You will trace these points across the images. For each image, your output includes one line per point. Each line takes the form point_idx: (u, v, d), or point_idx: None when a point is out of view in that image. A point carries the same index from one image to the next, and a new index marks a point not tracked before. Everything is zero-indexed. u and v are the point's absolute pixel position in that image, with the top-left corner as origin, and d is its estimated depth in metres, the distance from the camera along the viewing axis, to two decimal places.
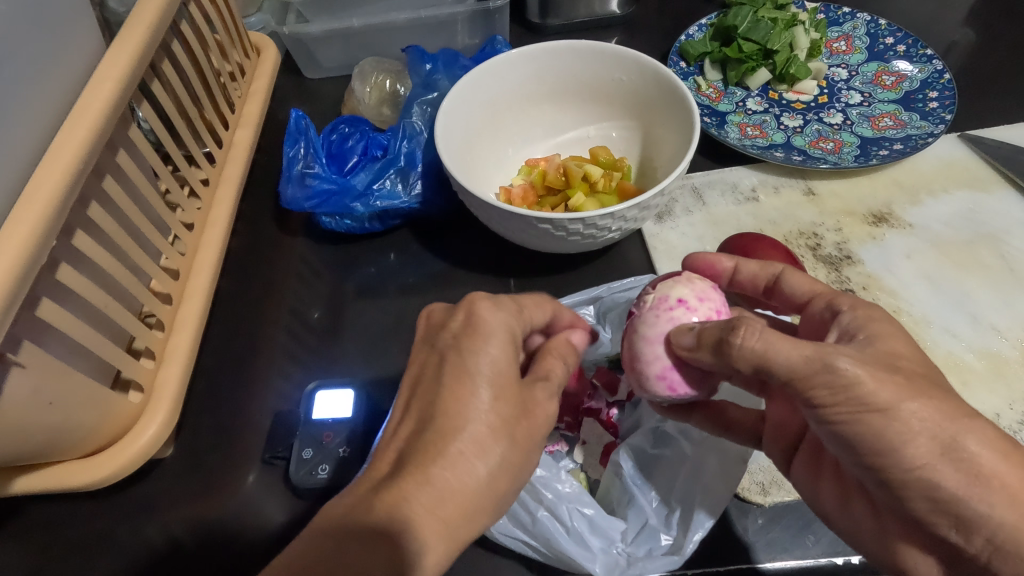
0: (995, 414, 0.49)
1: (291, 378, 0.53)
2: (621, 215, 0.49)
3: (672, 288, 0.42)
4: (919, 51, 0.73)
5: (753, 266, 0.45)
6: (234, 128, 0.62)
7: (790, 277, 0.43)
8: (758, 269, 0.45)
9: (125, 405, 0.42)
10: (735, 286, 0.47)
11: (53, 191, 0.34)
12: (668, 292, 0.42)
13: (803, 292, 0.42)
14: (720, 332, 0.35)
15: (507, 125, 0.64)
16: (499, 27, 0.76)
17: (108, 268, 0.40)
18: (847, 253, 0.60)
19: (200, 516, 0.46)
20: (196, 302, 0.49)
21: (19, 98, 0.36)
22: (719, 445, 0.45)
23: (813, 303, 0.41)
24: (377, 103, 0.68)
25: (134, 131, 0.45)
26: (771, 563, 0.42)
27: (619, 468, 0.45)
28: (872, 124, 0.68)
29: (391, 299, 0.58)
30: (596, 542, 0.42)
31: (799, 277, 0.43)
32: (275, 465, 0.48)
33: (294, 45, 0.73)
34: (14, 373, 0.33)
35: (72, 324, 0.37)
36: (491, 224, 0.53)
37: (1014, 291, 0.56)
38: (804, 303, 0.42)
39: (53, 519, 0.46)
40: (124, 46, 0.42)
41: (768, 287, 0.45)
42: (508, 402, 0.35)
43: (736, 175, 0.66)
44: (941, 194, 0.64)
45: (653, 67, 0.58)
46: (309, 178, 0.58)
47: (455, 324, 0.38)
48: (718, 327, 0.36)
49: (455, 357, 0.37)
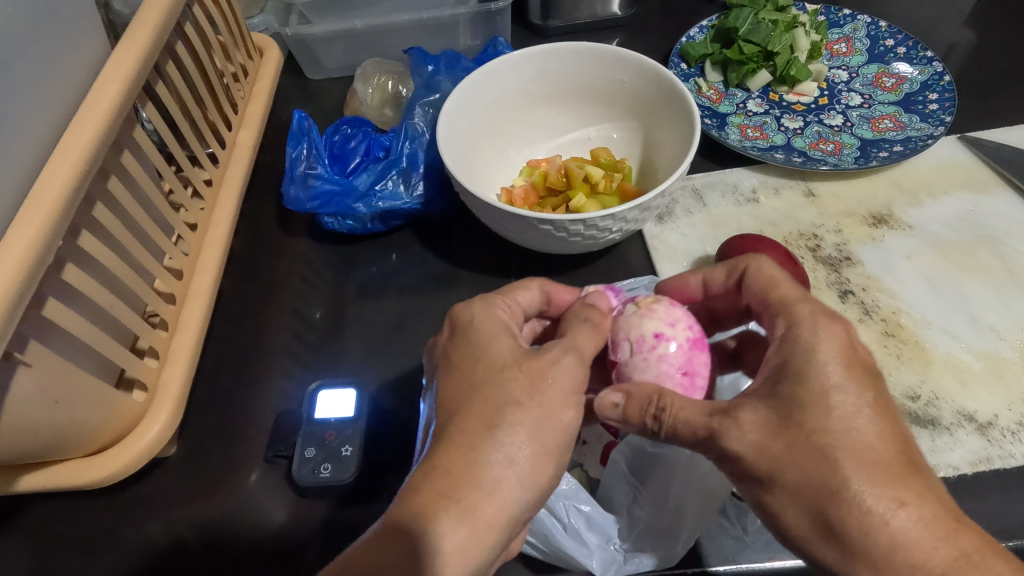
0: (993, 415, 0.49)
1: (294, 377, 0.53)
2: (622, 216, 0.49)
3: (642, 325, 0.41)
4: (918, 53, 0.74)
5: (717, 271, 0.45)
6: (237, 129, 0.62)
7: (750, 273, 0.42)
8: (731, 276, 0.44)
9: (129, 403, 0.43)
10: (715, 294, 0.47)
11: (59, 192, 0.34)
12: (626, 332, 0.42)
13: (758, 290, 0.42)
14: (645, 416, 0.38)
15: (508, 126, 0.64)
16: (501, 28, 0.76)
17: (112, 267, 0.41)
18: (846, 254, 0.60)
19: (204, 515, 0.47)
20: (200, 302, 0.49)
21: (26, 99, 0.37)
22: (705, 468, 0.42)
23: (767, 308, 0.41)
24: (379, 104, 0.69)
25: (138, 132, 0.45)
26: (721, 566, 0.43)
27: (617, 465, 0.45)
28: (872, 126, 0.69)
29: (392, 299, 0.59)
30: (592, 538, 0.43)
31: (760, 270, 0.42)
32: (277, 464, 0.48)
33: (297, 46, 0.74)
34: (20, 372, 0.34)
35: (76, 322, 0.37)
36: (492, 224, 0.53)
37: (1012, 293, 0.56)
38: (761, 304, 0.41)
39: (57, 515, 0.47)
40: (130, 48, 0.42)
41: (739, 289, 0.44)
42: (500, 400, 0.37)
43: (736, 176, 0.66)
44: (941, 195, 0.64)
45: (653, 68, 0.58)
46: (311, 179, 0.58)
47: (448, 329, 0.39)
48: (645, 407, 0.37)
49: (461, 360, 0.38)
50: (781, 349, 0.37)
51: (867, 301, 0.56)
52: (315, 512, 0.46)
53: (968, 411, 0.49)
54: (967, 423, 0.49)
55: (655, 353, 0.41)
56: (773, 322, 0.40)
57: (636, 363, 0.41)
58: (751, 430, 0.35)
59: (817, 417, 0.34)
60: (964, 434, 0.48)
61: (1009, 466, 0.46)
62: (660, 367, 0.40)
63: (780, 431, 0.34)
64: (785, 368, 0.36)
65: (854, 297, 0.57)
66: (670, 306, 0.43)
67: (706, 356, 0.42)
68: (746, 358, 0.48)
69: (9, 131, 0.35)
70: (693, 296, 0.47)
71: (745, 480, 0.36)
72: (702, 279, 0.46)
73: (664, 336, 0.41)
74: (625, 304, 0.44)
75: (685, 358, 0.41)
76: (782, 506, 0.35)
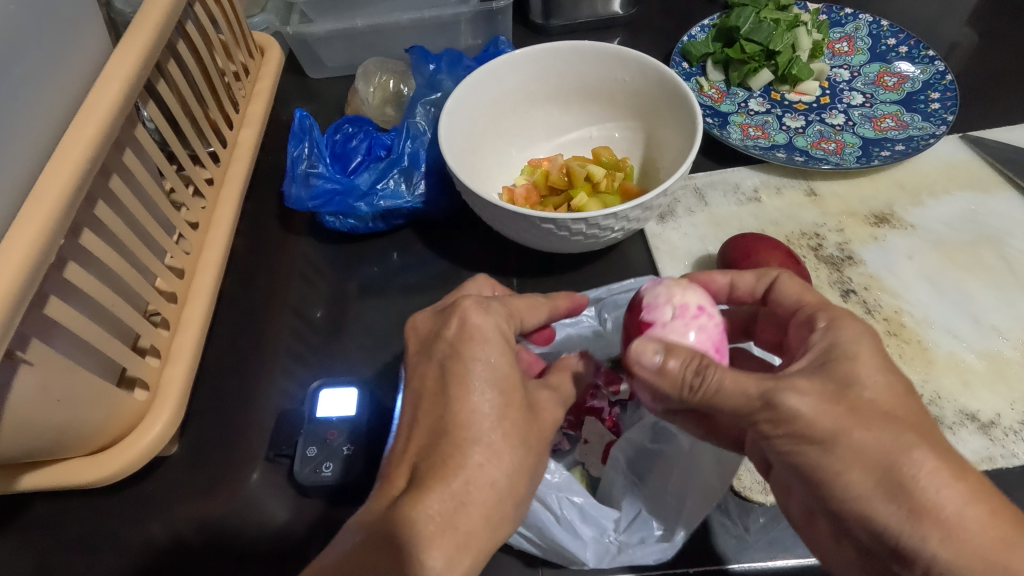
0: (995, 414, 0.49)
1: (295, 376, 0.53)
2: (624, 215, 0.49)
3: (688, 294, 0.42)
4: (920, 52, 0.73)
5: (746, 274, 0.46)
6: (238, 128, 0.62)
7: (782, 284, 0.44)
8: (759, 285, 0.45)
9: (131, 402, 0.43)
10: (734, 300, 0.47)
11: (60, 190, 0.34)
12: (669, 297, 0.42)
13: (793, 300, 0.43)
14: (685, 372, 0.37)
15: (509, 125, 0.64)
16: (502, 27, 0.76)
17: (114, 266, 0.40)
18: (848, 253, 0.60)
19: (205, 515, 0.47)
20: (201, 301, 0.49)
21: (27, 98, 0.37)
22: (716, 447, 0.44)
23: (799, 312, 0.42)
24: (380, 103, 0.69)
25: (140, 130, 0.45)
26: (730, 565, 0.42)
27: (616, 459, 0.46)
28: (874, 125, 0.69)
29: (393, 298, 0.59)
30: (587, 531, 0.43)
31: (793, 280, 0.44)
32: (279, 463, 0.48)
33: (298, 45, 0.74)
34: (22, 372, 0.34)
35: (78, 321, 0.37)
36: (494, 223, 0.53)
37: (1013, 292, 0.56)
38: (794, 311, 0.43)
39: (58, 515, 0.47)
40: (131, 46, 0.42)
41: (765, 298, 0.45)
42: (491, 398, 0.37)
43: (738, 176, 0.66)
44: (943, 194, 0.64)
45: (655, 67, 0.58)
46: (312, 178, 0.58)
47: (447, 329, 0.39)
48: (690, 360, 0.37)
49: (463, 359, 0.38)
50: (828, 334, 0.39)
51: (869, 300, 0.56)
52: (316, 511, 0.46)
53: (970, 411, 0.49)
54: (969, 422, 0.49)
55: (695, 321, 0.41)
56: (811, 320, 0.41)
57: (676, 325, 0.41)
58: (809, 394, 0.35)
59: (818, 417, 0.34)
60: (966, 433, 0.48)
61: (1011, 465, 0.46)
62: (698, 335, 0.41)
63: (839, 397, 0.35)
64: (834, 350, 0.37)
65: (855, 296, 0.57)
66: (704, 291, 0.45)
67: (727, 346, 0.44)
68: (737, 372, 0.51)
69: (10, 130, 0.35)
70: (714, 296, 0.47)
71: (787, 447, 0.36)
72: (731, 279, 0.46)
73: (705, 310, 0.42)
74: (662, 278, 0.45)
75: (718, 336, 0.42)
76: (846, 466, 0.34)
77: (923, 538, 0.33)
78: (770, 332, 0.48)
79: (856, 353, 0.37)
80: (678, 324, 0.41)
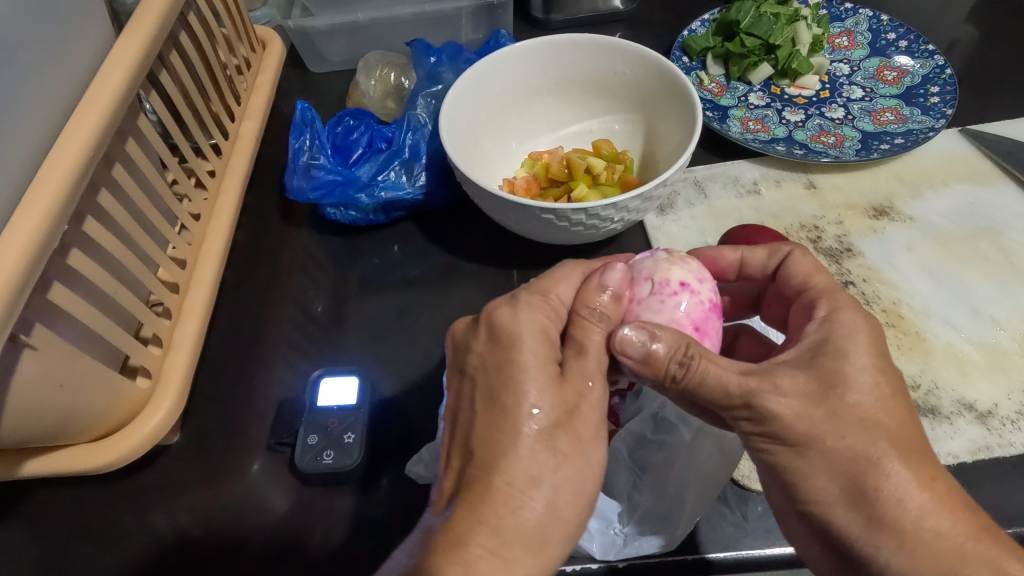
0: (993, 404, 0.49)
1: (295, 367, 0.53)
2: (624, 205, 0.49)
3: (670, 270, 0.42)
4: (920, 47, 0.74)
5: (761, 249, 0.46)
6: (240, 120, 0.62)
7: (794, 260, 0.44)
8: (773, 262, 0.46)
9: (134, 390, 0.43)
10: (744, 277, 0.48)
11: (65, 175, 0.34)
12: (651, 273, 0.42)
13: (800, 277, 0.43)
14: (669, 363, 0.36)
15: (509, 118, 0.65)
16: (503, 21, 0.76)
17: (116, 254, 0.41)
18: (847, 245, 0.60)
19: (206, 503, 0.47)
20: (203, 289, 0.49)
21: (33, 87, 0.37)
22: (719, 433, 0.45)
23: (804, 295, 0.42)
24: (381, 96, 0.69)
25: (142, 120, 0.45)
26: (720, 552, 0.42)
27: (619, 452, 0.46)
28: (873, 118, 0.69)
29: (394, 291, 0.59)
30: (593, 523, 0.43)
31: (802, 258, 0.44)
32: (280, 451, 0.49)
33: (300, 39, 0.74)
34: (26, 355, 0.34)
35: (81, 307, 0.37)
36: (495, 215, 0.53)
37: (1012, 284, 0.57)
38: (799, 292, 0.43)
39: (60, 503, 0.47)
40: (134, 35, 0.43)
41: (775, 274, 0.46)
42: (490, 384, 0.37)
43: (738, 169, 0.66)
44: (942, 187, 0.64)
45: (655, 60, 0.59)
46: (314, 169, 0.58)
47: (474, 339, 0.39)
48: (672, 353, 0.36)
49: None
50: (824, 327, 0.38)
51: (868, 292, 0.57)
52: (317, 500, 0.46)
53: (968, 401, 0.50)
54: (968, 412, 0.49)
55: (674, 298, 0.41)
56: (812, 305, 0.41)
57: (651, 303, 0.41)
58: (790, 396, 0.35)
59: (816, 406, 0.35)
60: (965, 423, 0.48)
61: (1009, 454, 0.46)
62: (677, 313, 0.41)
63: (820, 400, 0.35)
64: (829, 339, 0.38)
65: (855, 288, 0.57)
66: (701, 266, 0.43)
67: (720, 325, 0.43)
68: (740, 348, 0.51)
69: (14, 116, 0.35)
70: (724, 271, 0.48)
71: (762, 446, 0.37)
72: (740, 256, 0.47)
73: (689, 287, 0.41)
74: (656, 251, 0.44)
75: (701, 314, 0.41)
76: (845, 447, 0.35)
77: (877, 547, 0.34)
78: (777, 308, 0.47)
79: (858, 344, 0.37)
80: (657, 304, 0.41)
